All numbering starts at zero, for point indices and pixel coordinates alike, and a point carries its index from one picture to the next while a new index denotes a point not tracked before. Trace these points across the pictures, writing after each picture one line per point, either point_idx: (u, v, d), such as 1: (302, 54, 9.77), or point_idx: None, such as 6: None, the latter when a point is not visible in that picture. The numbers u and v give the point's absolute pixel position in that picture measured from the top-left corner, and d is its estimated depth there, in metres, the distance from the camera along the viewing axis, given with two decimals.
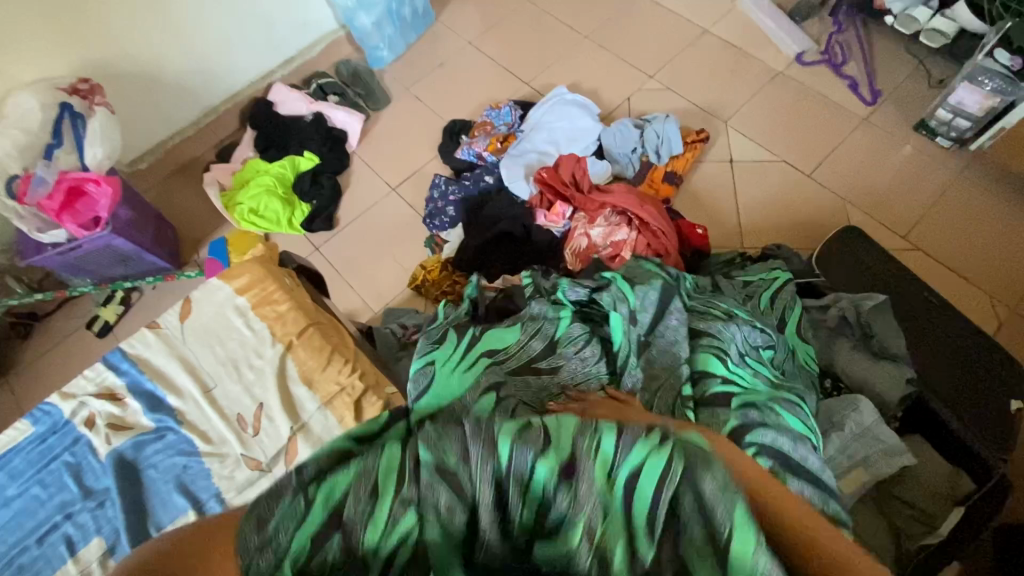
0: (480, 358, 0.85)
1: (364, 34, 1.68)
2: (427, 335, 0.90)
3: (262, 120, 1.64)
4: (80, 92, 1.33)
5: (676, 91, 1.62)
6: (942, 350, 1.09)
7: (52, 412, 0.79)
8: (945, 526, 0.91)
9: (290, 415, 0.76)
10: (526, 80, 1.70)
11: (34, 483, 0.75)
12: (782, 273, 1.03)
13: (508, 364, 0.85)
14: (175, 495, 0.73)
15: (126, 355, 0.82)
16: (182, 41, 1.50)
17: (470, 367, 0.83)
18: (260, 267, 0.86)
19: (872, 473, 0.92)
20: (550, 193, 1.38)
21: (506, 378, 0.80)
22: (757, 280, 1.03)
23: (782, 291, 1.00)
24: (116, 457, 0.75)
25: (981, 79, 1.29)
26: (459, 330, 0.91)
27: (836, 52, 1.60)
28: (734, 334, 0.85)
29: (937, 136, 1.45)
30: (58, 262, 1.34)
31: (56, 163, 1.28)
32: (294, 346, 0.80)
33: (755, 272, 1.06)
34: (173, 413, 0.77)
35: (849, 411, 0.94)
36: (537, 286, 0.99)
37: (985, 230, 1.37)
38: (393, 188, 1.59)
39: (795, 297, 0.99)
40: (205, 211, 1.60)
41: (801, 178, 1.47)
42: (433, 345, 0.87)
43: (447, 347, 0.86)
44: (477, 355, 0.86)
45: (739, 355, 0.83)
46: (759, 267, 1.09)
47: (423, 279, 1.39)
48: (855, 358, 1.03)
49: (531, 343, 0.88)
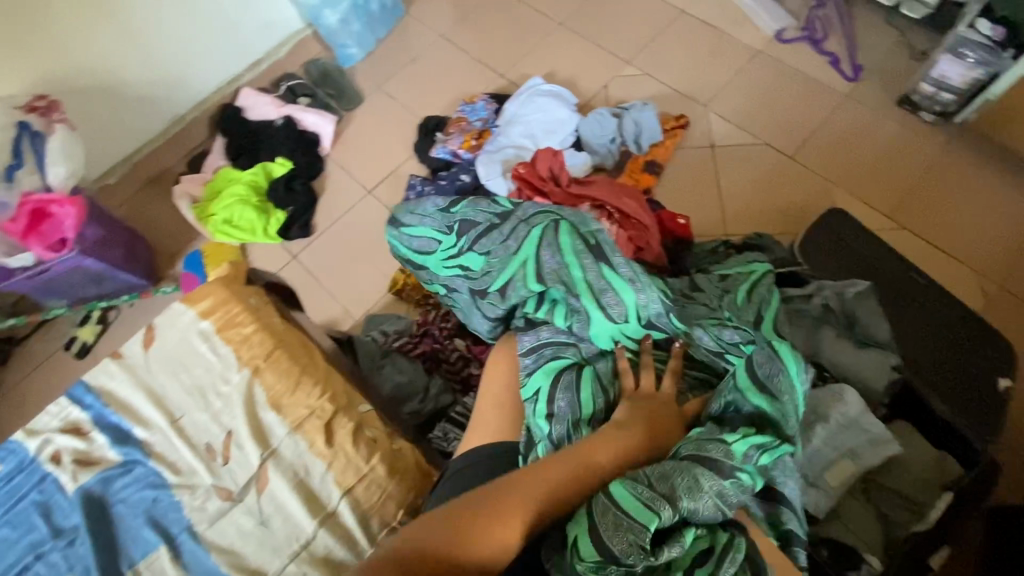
0: (576, 299, 0.81)
1: (332, 31, 1.64)
2: (511, 256, 0.87)
3: (231, 127, 1.61)
4: (38, 109, 1.29)
5: (654, 76, 1.57)
6: (930, 333, 1.08)
7: (18, 450, 0.77)
8: (934, 513, 0.88)
9: (260, 443, 0.74)
10: (501, 71, 1.65)
11: (3, 524, 0.74)
12: (758, 267, 1.01)
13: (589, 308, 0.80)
14: (146, 529, 0.71)
15: (89, 388, 0.79)
16: (143, 50, 1.45)
17: (570, 301, 0.82)
18: (224, 288, 0.83)
19: (859, 463, 0.91)
20: (528, 189, 1.33)
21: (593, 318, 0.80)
22: (733, 274, 1.02)
23: (760, 285, 0.98)
24: (84, 494, 0.73)
25: (963, 50, 1.26)
26: (563, 258, 0.83)
27: (817, 28, 1.56)
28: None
29: (921, 111, 1.43)
30: (29, 285, 1.32)
31: (18, 184, 1.24)
32: (260, 370, 0.78)
33: (732, 267, 1.05)
34: (140, 446, 0.76)
35: (835, 402, 0.93)
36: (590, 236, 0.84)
37: (972, 205, 1.34)
38: (369, 190, 1.56)
39: (773, 290, 0.98)
40: (179, 223, 1.57)
41: (783, 160, 1.44)
42: (516, 275, 0.86)
43: (527, 283, 0.85)
44: (578, 289, 0.81)
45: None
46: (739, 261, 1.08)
47: (405, 283, 1.37)
48: (841, 347, 1.01)
49: (608, 298, 0.80)
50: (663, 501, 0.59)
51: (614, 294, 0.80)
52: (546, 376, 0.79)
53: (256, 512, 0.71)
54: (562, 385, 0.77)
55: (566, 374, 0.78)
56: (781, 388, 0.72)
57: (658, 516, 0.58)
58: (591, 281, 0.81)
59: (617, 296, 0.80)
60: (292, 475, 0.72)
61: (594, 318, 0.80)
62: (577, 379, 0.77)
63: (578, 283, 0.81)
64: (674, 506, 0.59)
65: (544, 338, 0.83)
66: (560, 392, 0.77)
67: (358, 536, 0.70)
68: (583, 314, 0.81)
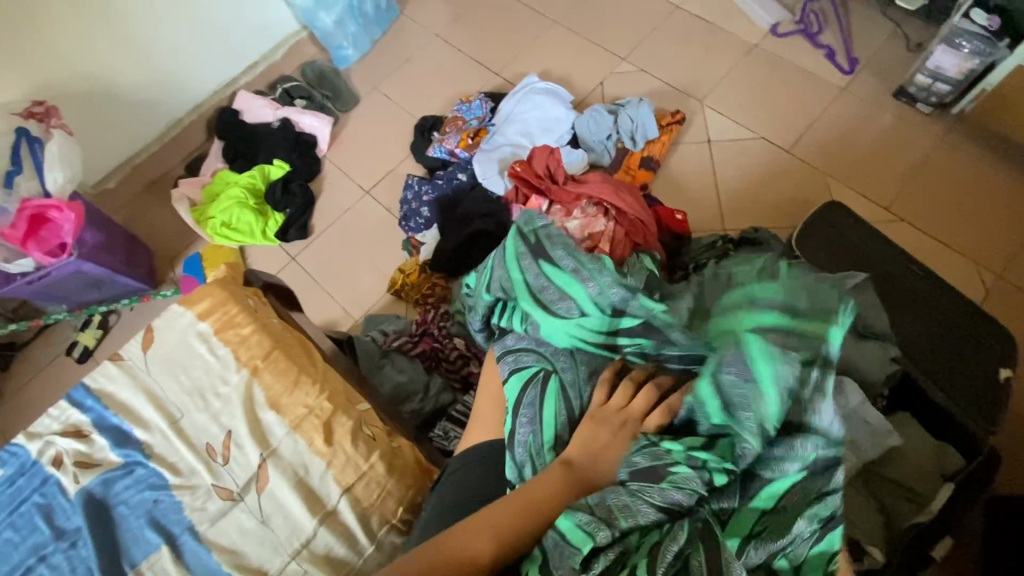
0: (523, 305, 0.74)
1: (327, 33, 1.65)
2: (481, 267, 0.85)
3: (228, 130, 1.61)
4: (36, 115, 1.29)
5: (650, 72, 1.57)
6: (928, 322, 1.08)
7: (20, 453, 0.78)
8: (934, 504, 0.90)
9: (259, 442, 0.74)
10: (496, 70, 1.66)
11: (6, 527, 0.74)
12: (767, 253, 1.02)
13: (535, 312, 0.73)
14: (147, 530, 0.71)
15: (89, 391, 0.80)
16: (138, 54, 1.46)
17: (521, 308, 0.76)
18: (222, 289, 0.84)
19: (860, 456, 0.90)
20: (525, 188, 1.34)
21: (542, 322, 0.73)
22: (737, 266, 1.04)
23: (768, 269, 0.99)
24: (85, 496, 0.74)
25: (959, 41, 1.27)
26: (506, 263, 0.77)
27: (811, 21, 1.56)
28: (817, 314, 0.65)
29: (917, 103, 1.42)
30: (29, 291, 1.32)
31: (18, 191, 1.24)
32: (259, 370, 0.78)
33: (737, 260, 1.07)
34: (140, 447, 0.76)
35: (835, 394, 0.90)
36: (532, 233, 0.76)
37: (970, 196, 1.34)
38: (367, 191, 1.56)
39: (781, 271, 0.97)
40: (178, 227, 1.57)
41: (779, 154, 1.44)
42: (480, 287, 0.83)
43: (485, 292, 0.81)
44: (522, 294, 0.74)
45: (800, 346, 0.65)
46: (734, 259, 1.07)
47: (403, 283, 1.37)
48: (843, 338, 0.99)
49: (553, 298, 0.72)
50: (599, 522, 0.54)
51: (558, 291, 0.72)
52: (513, 391, 0.72)
53: (257, 512, 0.71)
54: (525, 402, 0.70)
55: (531, 389, 0.70)
56: (746, 392, 0.57)
57: (593, 539, 0.53)
58: (532, 282, 0.74)
59: (561, 292, 0.72)
60: (292, 474, 0.72)
61: (543, 323, 0.73)
62: (541, 395, 0.69)
63: (518, 287, 0.75)
64: (611, 527, 0.54)
65: (511, 347, 0.76)
66: (524, 409, 0.70)
67: (358, 534, 0.70)
68: (532, 320, 0.74)
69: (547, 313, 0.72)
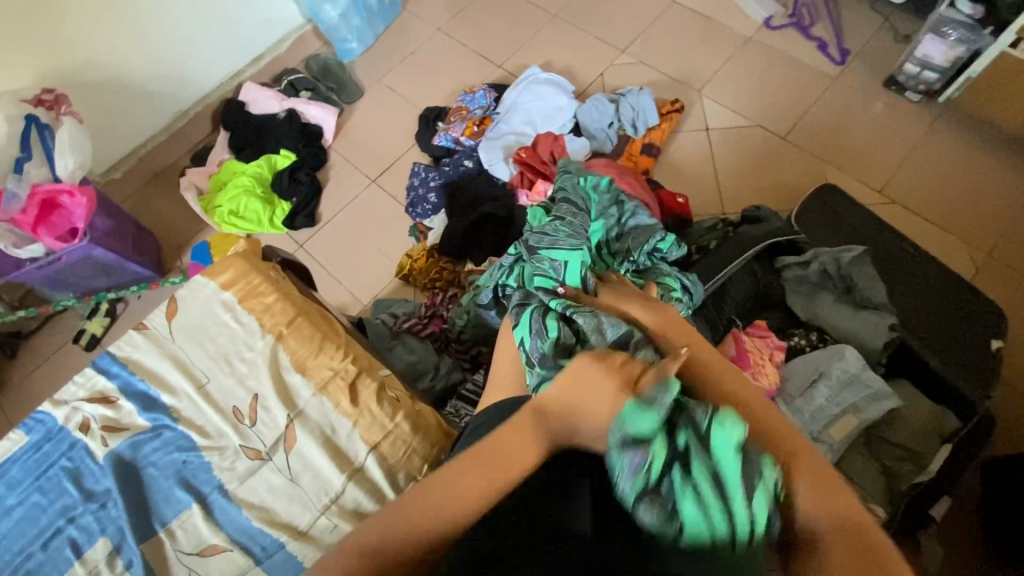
0: (552, 236, 0.91)
1: (332, 26, 1.67)
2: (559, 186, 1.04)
3: (233, 121, 1.63)
4: (46, 103, 1.31)
5: (648, 63, 1.62)
6: (922, 293, 1.11)
7: (46, 419, 0.79)
8: (934, 464, 0.93)
9: (285, 402, 0.76)
10: (499, 63, 1.69)
11: (34, 491, 0.75)
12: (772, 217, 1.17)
13: (553, 250, 0.89)
14: (177, 490, 0.73)
15: (115, 358, 0.81)
16: (147, 44, 1.47)
17: (548, 247, 0.90)
18: (244, 260, 0.86)
19: (862, 419, 0.93)
20: (530, 172, 1.38)
21: (560, 257, 0.88)
22: (752, 231, 1.12)
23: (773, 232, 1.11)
24: (114, 458, 0.75)
25: (945, 29, 1.33)
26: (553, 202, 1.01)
27: (804, 14, 1.61)
28: (547, 265, 0.89)
29: (906, 91, 1.48)
30: (39, 276, 1.33)
31: (28, 177, 1.25)
32: (284, 336, 0.81)
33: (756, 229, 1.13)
34: (168, 411, 0.78)
35: (834, 360, 0.97)
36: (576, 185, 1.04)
37: (960, 180, 1.39)
38: (373, 179, 1.58)
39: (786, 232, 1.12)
40: (186, 216, 1.59)
41: (776, 140, 1.48)
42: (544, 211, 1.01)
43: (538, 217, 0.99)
44: (550, 227, 0.93)
45: (647, 244, 0.96)
46: (737, 243, 1.09)
47: (411, 268, 1.40)
48: (839, 311, 1.04)
49: (564, 240, 0.90)
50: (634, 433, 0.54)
51: (574, 234, 0.91)
52: (531, 318, 0.78)
53: (286, 470, 0.73)
54: (533, 327, 0.77)
55: (535, 319, 0.77)
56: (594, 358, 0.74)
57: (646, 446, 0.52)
58: (561, 222, 0.94)
59: (572, 236, 0.91)
60: (319, 433, 0.75)
61: (557, 258, 0.88)
62: (542, 320, 0.77)
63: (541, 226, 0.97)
64: None
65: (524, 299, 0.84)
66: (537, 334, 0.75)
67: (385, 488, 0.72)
68: (546, 261, 0.89)
69: (561, 246, 0.89)
